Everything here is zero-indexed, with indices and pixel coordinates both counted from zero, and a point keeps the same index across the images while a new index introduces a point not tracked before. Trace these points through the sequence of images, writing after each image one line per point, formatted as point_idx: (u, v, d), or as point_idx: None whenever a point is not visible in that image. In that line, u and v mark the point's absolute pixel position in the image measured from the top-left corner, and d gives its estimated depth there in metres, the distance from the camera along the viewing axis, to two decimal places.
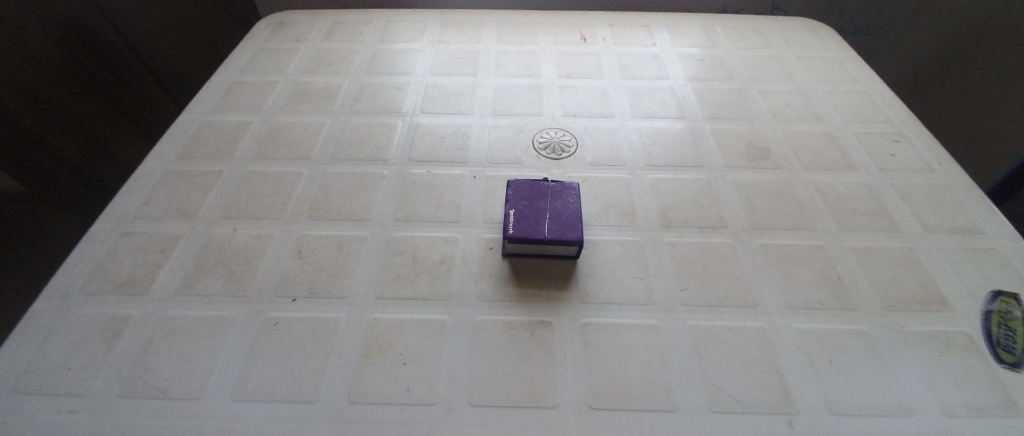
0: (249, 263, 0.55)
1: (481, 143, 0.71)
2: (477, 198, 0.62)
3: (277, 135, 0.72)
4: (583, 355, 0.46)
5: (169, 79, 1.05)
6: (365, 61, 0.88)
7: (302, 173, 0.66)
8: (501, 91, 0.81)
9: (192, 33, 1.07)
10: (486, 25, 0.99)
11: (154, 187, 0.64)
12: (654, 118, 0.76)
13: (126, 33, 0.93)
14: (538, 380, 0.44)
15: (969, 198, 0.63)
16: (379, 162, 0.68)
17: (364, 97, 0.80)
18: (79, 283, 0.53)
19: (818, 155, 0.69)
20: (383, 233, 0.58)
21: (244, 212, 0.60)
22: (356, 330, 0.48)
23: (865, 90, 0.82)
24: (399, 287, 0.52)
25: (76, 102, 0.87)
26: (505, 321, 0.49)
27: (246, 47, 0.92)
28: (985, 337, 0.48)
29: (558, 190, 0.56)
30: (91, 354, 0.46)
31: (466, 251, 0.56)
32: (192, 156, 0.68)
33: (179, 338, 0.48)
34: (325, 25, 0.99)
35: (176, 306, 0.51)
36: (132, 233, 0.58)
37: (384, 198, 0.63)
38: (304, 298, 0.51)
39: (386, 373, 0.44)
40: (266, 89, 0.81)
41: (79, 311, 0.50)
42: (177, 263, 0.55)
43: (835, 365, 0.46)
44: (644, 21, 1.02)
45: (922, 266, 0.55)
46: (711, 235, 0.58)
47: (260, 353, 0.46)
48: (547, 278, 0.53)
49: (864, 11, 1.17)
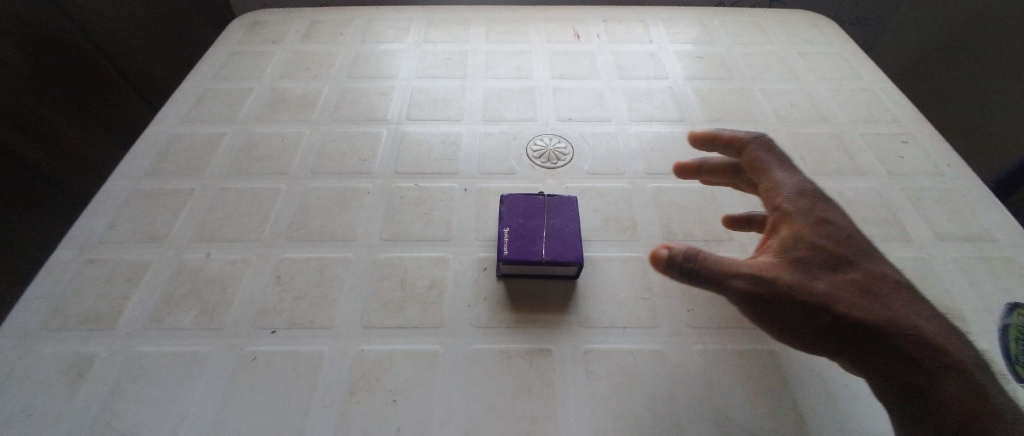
0: (224, 292, 0.51)
1: (471, 152, 0.67)
2: (469, 214, 0.59)
3: (254, 148, 0.68)
4: (585, 386, 0.43)
5: (142, 83, 0.96)
6: (347, 64, 0.84)
7: (281, 190, 0.62)
8: (492, 94, 0.77)
9: (165, 33, 0.98)
10: (475, 23, 0.95)
11: (120, 209, 0.59)
12: (654, 122, 0.72)
13: (94, 35, 0.84)
14: (538, 416, 0.41)
15: (980, 203, 0.60)
16: (364, 177, 0.64)
17: (346, 104, 0.75)
18: (41, 319, 0.48)
19: (824, 160, 0.67)
20: (369, 255, 0.54)
21: (219, 236, 0.57)
22: (341, 365, 0.45)
23: (868, 88, 0.79)
24: (386, 315, 0.49)
25: (39, 111, 0.79)
26: (501, 350, 0.46)
27: (218, 50, 0.87)
28: (1003, 353, 0.46)
29: (556, 206, 0.53)
30: (52, 399, 0.42)
31: (458, 273, 0.52)
32: (162, 173, 0.64)
33: (149, 379, 0.44)
34: (304, 25, 0.93)
35: (146, 342, 0.46)
36: (95, 261, 0.54)
37: (370, 216, 0.59)
38: (284, 330, 0.47)
39: (374, 414, 0.41)
40: (241, 97, 0.76)
41: (40, 350, 0.45)
42: (147, 293, 0.51)
43: (851, 390, 0.43)
44: (639, 15, 0.97)
45: (934, 278, 0.53)
46: (716, 249, 0.55)
47: (236, 395, 0.42)
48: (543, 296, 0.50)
49: (862, 4, 1.14)
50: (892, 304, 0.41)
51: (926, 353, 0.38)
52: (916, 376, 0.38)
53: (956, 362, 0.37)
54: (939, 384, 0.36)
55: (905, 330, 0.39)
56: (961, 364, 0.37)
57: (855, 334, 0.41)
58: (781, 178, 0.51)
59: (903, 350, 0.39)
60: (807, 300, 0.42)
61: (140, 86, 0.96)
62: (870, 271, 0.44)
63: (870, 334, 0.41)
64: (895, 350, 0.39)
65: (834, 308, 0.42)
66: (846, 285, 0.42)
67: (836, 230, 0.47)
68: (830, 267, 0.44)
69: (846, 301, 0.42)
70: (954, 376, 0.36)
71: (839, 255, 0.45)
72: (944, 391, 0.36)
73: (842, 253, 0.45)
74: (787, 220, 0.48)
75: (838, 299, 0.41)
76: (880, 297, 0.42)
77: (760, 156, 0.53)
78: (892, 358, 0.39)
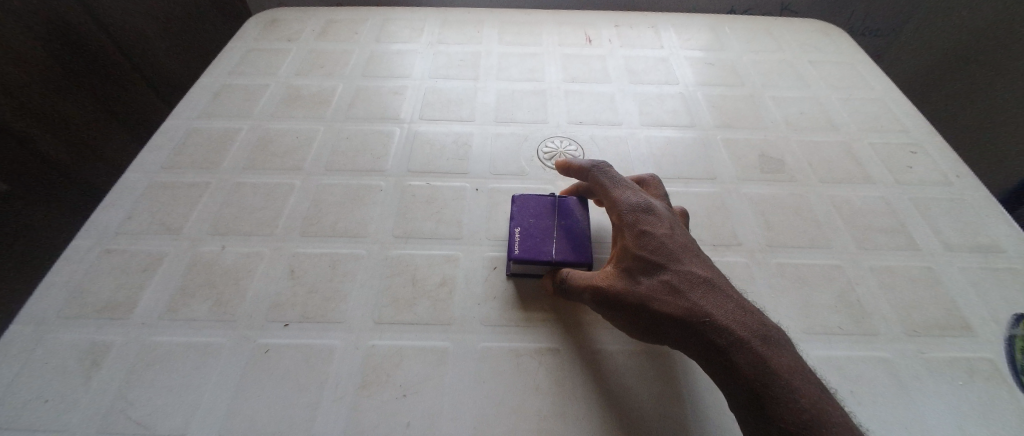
0: (237, 285, 0.52)
1: (482, 153, 0.68)
2: (479, 213, 0.59)
3: (269, 143, 0.69)
4: (593, 386, 0.44)
5: (158, 79, 0.97)
6: (361, 63, 0.85)
7: (294, 186, 0.63)
8: (503, 96, 0.78)
9: (182, 30, 0.99)
10: (487, 25, 0.96)
11: (137, 200, 0.60)
12: (664, 126, 0.73)
13: (113, 31, 0.85)
14: (547, 414, 0.42)
15: (989, 214, 0.60)
16: (377, 174, 0.65)
17: (360, 102, 0.76)
18: (58, 306, 0.49)
19: (833, 168, 0.67)
20: (380, 252, 0.55)
21: (233, 229, 0.57)
22: (352, 359, 0.45)
23: (879, 97, 0.79)
24: (397, 311, 0.49)
25: (59, 105, 0.80)
26: (510, 348, 0.46)
27: (234, 47, 0.88)
28: (1008, 363, 0.46)
29: (567, 207, 0.53)
30: (69, 385, 0.42)
31: (468, 272, 0.53)
32: (178, 167, 0.65)
33: (164, 367, 0.44)
34: (319, 23, 0.95)
35: (161, 332, 0.47)
36: (112, 251, 0.54)
37: (382, 213, 0.60)
38: (296, 323, 0.48)
39: (384, 407, 0.42)
40: (256, 94, 0.78)
41: (57, 337, 0.46)
42: (163, 284, 0.52)
43: (857, 396, 0.43)
44: (651, 21, 0.98)
45: (943, 287, 0.53)
46: (724, 253, 0.55)
47: (248, 385, 0.43)
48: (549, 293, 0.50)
49: (873, 13, 1.14)
50: (740, 308, 0.38)
51: (714, 356, 0.37)
52: (727, 379, 0.36)
53: (768, 360, 0.35)
54: (760, 390, 0.34)
55: (709, 324, 0.37)
56: (766, 352, 0.35)
57: (656, 330, 0.40)
58: (616, 194, 0.46)
59: (705, 348, 0.37)
60: (617, 307, 0.41)
61: (156, 83, 0.97)
62: (678, 275, 0.40)
63: (674, 332, 0.39)
64: (694, 352, 0.38)
65: (634, 318, 0.40)
66: (657, 290, 0.39)
67: (632, 244, 0.42)
68: (645, 274, 0.41)
69: (629, 311, 0.40)
70: (776, 382, 0.34)
71: (647, 263, 0.41)
72: (747, 381, 0.34)
73: (655, 259, 0.41)
74: (619, 231, 0.44)
75: (618, 307, 0.41)
76: (689, 296, 0.39)
77: (598, 177, 0.49)
78: (716, 362, 0.37)
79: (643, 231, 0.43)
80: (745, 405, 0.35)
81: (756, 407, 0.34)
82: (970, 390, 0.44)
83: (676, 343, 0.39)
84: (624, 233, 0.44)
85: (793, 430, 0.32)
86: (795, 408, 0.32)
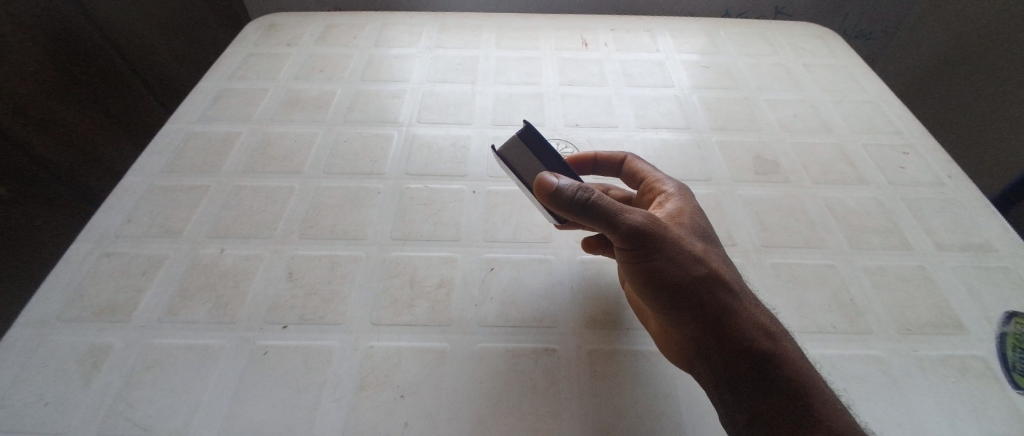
0: (237, 287, 0.52)
1: (480, 155, 0.69)
2: (477, 215, 0.60)
3: (268, 147, 0.69)
4: (589, 385, 0.44)
5: (159, 84, 0.98)
6: (359, 67, 0.85)
7: (294, 189, 0.63)
8: (501, 99, 0.79)
9: (182, 37, 1.01)
10: (486, 29, 0.97)
11: (137, 204, 0.61)
12: (659, 129, 0.74)
13: (112, 37, 0.86)
14: (543, 414, 0.42)
15: (981, 214, 0.61)
16: (375, 177, 0.65)
17: (359, 106, 0.77)
18: (59, 309, 0.49)
19: (827, 169, 0.68)
20: (378, 253, 0.56)
21: (233, 231, 0.58)
22: (351, 360, 0.46)
23: (872, 99, 0.81)
24: (396, 312, 0.50)
25: (59, 109, 0.79)
26: (507, 348, 0.47)
27: (233, 52, 0.89)
28: (1000, 361, 0.46)
29: None
30: (69, 388, 0.43)
31: (465, 273, 0.54)
32: (178, 170, 0.66)
33: (163, 370, 0.44)
34: (318, 28, 0.96)
35: (161, 334, 0.47)
36: (112, 254, 0.55)
37: (380, 215, 0.60)
38: (296, 325, 0.48)
39: (382, 408, 0.42)
40: (256, 97, 0.78)
41: (57, 340, 0.46)
42: (163, 287, 0.52)
43: (850, 394, 0.44)
44: (647, 25, 0.99)
45: (935, 287, 0.53)
46: None
47: (249, 386, 0.43)
48: (564, 189, 0.38)
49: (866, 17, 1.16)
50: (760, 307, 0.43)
51: (753, 333, 0.38)
52: (757, 359, 0.36)
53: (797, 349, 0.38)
54: (798, 374, 0.36)
55: (754, 302, 0.40)
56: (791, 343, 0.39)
57: (707, 286, 0.38)
58: (663, 174, 0.51)
59: (750, 321, 0.38)
60: (674, 249, 0.39)
61: (155, 87, 0.97)
62: (724, 254, 0.43)
63: (725, 295, 0.39)
64: (726, 323, 0.38)
65: (686, 265, 0.38)
66: (711, 254, 0.41)
67: (690, 210, 0.45)
68: (698, 238, 0.42)
69: (684, 257, 0.39)
70: (807, 369, 0.37)
71: (701, 231, 0.43)
72: (787, 359, 0.37)
73: (708, 232, 0.43)
74: (668, 198, 0.47)
75: (672, 247, 0.39)
76: (735, 276, 0.41)
77: (640, 160, 0.53)
78: (758, 338, 0.37)
79: (698, 207, 0.46)
80: (779, 384, 0.36)
81: (783, 391, 0.35)
82: (962, 389, 0.44)
83: (720, 309, 0.38)
84: (676, 200, 0.46)
85: (830, 412, 0.34)
86: (825, 394, 0.35)
